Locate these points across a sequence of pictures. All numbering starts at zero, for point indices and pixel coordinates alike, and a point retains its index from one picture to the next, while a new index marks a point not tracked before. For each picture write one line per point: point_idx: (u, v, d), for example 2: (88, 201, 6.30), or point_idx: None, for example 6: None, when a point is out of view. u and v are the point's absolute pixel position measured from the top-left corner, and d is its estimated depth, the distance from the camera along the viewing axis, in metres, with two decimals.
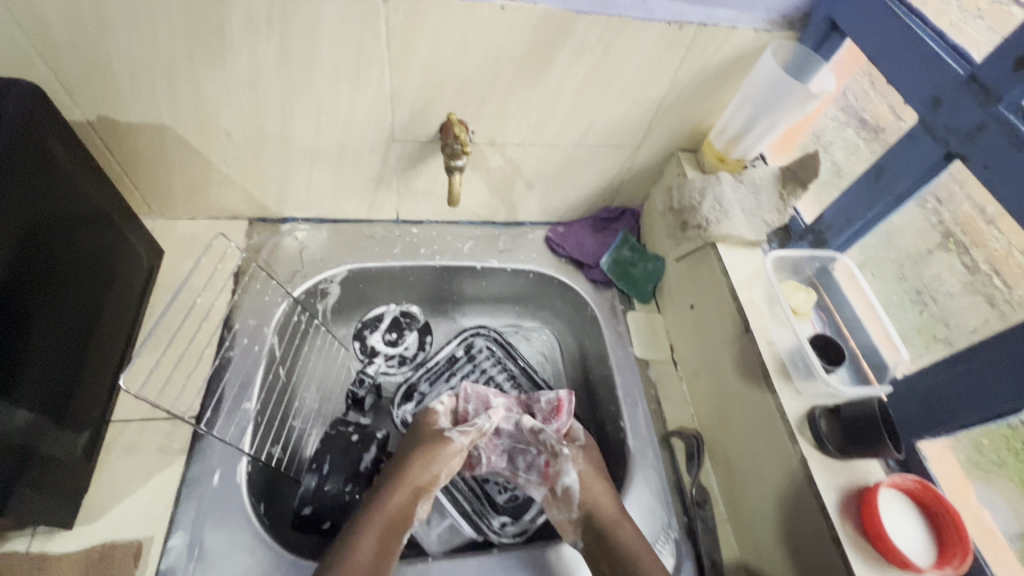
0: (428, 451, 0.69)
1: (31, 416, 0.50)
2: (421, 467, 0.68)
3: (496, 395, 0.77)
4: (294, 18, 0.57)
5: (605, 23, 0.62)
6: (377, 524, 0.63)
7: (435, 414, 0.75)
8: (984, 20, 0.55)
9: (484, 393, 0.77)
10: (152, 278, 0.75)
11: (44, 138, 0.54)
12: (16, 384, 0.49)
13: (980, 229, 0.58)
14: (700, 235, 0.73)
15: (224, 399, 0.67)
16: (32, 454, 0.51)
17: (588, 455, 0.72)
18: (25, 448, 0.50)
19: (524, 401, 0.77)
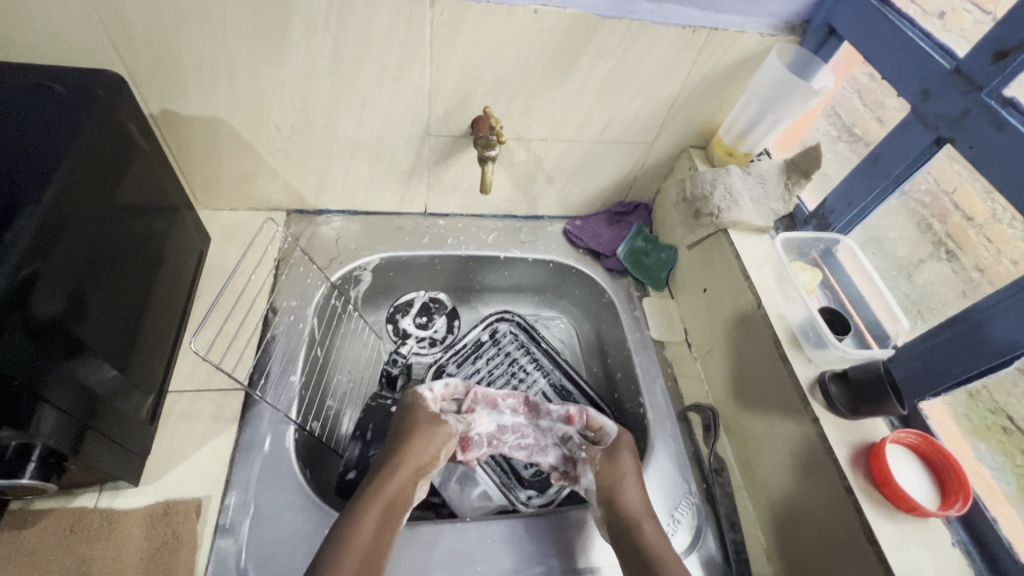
0: (424, 431, 0.71)
1: (98, 375, 0.54)
2: (418, 446, 0.69)
3: (504, 398, 0.80)
4: (349, 18, 0.63)
5: (626, 26, 0.69)
6: (378, 503, 0.62)
7: (426, 400, 0.75)
8: (965, 38, 0.60)
9: (492, 395, 0.80)
10: (201, 263, 0.80)
11: (123, 122, 0.60)
12: (88, 342, 0.53)
13: (971, 239, 0.63)
14: (713, 221, 0.79)
15: (272, 374, 0.72)
16: (105, 408, 0.55)
17: (610, 458, 0.71)
18: (101, 401, 0.54)
19: (531, 405, 0.80)
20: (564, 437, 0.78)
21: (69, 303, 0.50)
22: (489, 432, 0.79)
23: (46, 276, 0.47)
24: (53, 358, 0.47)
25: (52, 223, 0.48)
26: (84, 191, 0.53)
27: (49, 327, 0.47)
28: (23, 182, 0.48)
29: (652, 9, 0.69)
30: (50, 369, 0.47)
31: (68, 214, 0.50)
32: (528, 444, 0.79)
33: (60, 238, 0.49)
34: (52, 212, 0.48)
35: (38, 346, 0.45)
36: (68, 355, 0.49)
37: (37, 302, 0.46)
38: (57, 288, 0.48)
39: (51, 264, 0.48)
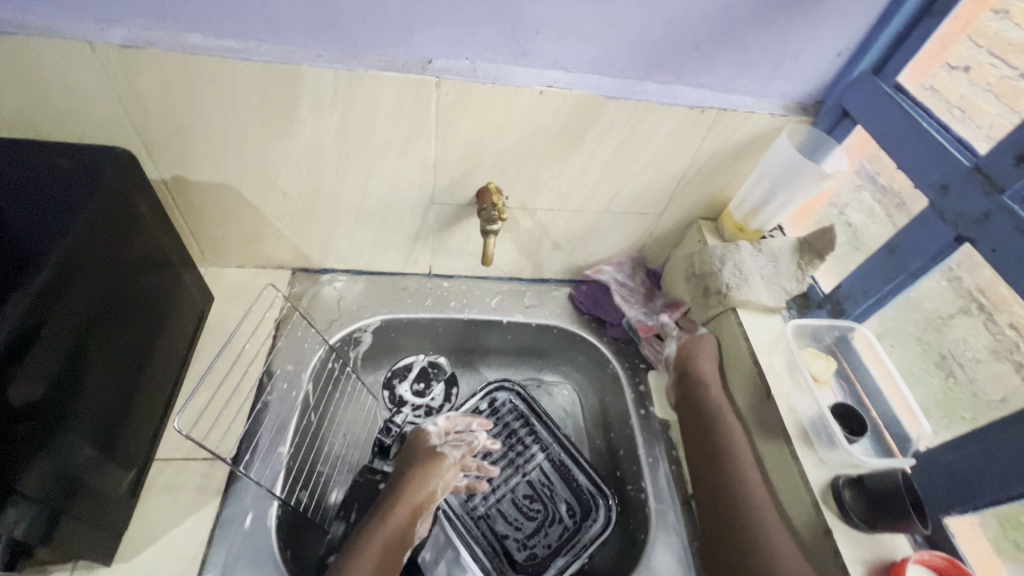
0: (421, 469, 0.71)
1: (77, 452, 0.53)
2: (414, 485, 0.70)
3: (623, 265, 0.95)
4: (357, 97, 0.64)
5: (633, 106, 0.69)
6: (375, 547, 0.64)
7: (428, 433, 0.75)
8: (993, 92, 0.62)
9: (614, 263, 0.95)
10: (202, 323, 0.81)
11: (131, 195, 0.61)
12: (71, 419, 0.52)
13: (1003, 297, 0.57)
14: (721, 300, 0.77)
15: (260, 445, 0.70)
16: (82, 487, 0.54)
17: (696, 339, 0.80)
18: (77, 481, 0.53)
19: (649, 286, 0.92)
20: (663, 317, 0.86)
21: (57, 379, 0.50)
22: (594, 291, 0.94)
23: (36, 352, 0.47)
24: (28, 438, 0.47)
25: (49, 300, 0.49)
26: (84, 269, 0.53)
27: (29, 407, 0.46)
28: (27, 260, 0.49)
29: (659, 90, 0.69)
30: (22, 452, 0.46)
31: (67, 289, 0.51)
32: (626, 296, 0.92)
33: (55, 314, 0.49)
34: (49, 289, 0.49)
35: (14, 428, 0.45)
36: (46, 434, 0.49)
37: (21, 382, 0.45)
38: (45, 367, 0.48)
39: (44, 342, 0.48)
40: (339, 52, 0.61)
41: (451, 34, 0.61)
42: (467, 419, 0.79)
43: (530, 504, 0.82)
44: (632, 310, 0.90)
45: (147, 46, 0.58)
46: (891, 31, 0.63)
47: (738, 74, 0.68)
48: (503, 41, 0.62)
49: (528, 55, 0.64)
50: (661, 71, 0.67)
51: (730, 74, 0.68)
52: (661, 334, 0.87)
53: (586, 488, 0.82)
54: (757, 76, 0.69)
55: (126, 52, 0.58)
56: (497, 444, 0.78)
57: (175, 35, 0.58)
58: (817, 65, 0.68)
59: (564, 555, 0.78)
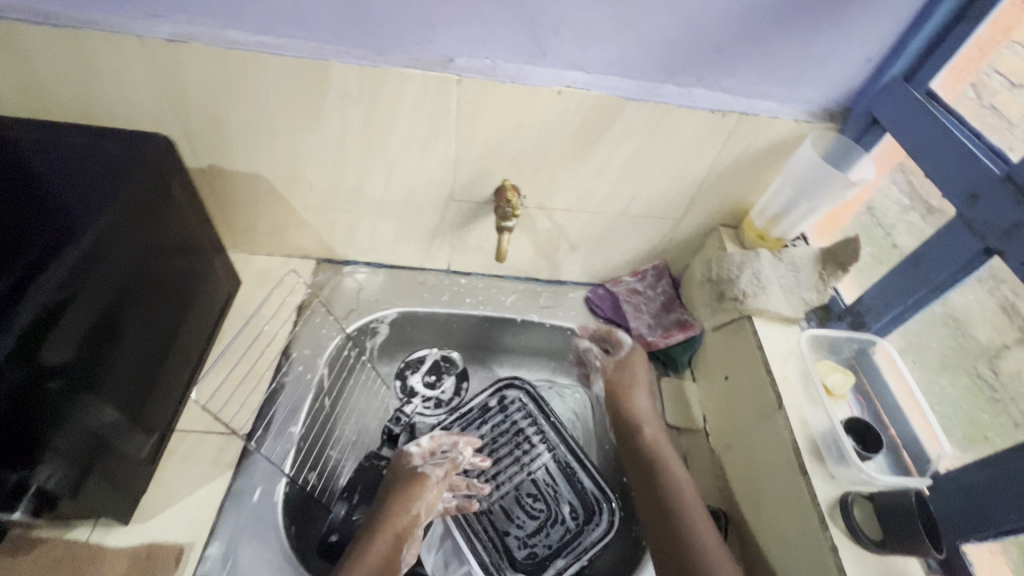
0: (401, 495, 0.72)
1: (105, 416, 0.57)
2: (395, 511, 0.70)
3: (656, 273, 0.93)
4: (382, 93, 0.67)
5: (652, 108, 0.69)
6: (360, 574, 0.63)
7: (409, 457, 0.76)
8: None
9: (650, 268, 0.93)
10: (228, 305, 0.85)
11: (168, 179, 0.65)
12: (101, 384, 0.56)
13: None
14: (736, 306, 0.75)
15: (274, 422, 0.74)
16: (107, 448, 0.58)
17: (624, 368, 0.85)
18: (104, 443, 0.57)
19: (673, 300, 0.91)
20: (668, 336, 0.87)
21: (87, 345, 0.53)
22: (621, 292, 0.94)
23: (68, 318, 0.51)
24: (58, 398, 0.50)
25: (83, 270, 0.52)
26: (120, 244, 0.57)
27: (60, 369, 0.50)
28: (66, 232, 0.53)
29: (679, 92, 0.69)
30: (51, 410, 0.49)
31: (99, 260, 0.54)
32: (646, 302, 0.92)
33: (87, 284, 0.53)
34: (83, 259, 0.52)
35: (44, 386, 0.48)
36: (76, 396, 0.52)
37: (53, 345, 0.49)
38: (77, 332, 0.52)
39: (75, 308, 0.51)
40: (365, 49, 0.64)
41: (472, 34, 0.63)
42: (452, 438, 0.79)
43: (533, 503, 0.81)
44: (642, 318, 0.91)
45: (190, 40, 0.62)
46: (924, 36, 0.61)
47: (762, 78, 0.68)
48: (523, 41, 0.63)
49: (548, 55, 0.65)
50: (681, 74, 0.67)
51: (753, 77, 0.68)
52: (665, 344, 0.87)
53: (591, 491, 0.82)
54: (781, 81, 0.68)
55: (171, 46, 0.62)
56: (484, 461, 0.79)
57: (216, 30, 0.62)
58: (845, 70, 0.67)
59: (564, 557, 0.77)
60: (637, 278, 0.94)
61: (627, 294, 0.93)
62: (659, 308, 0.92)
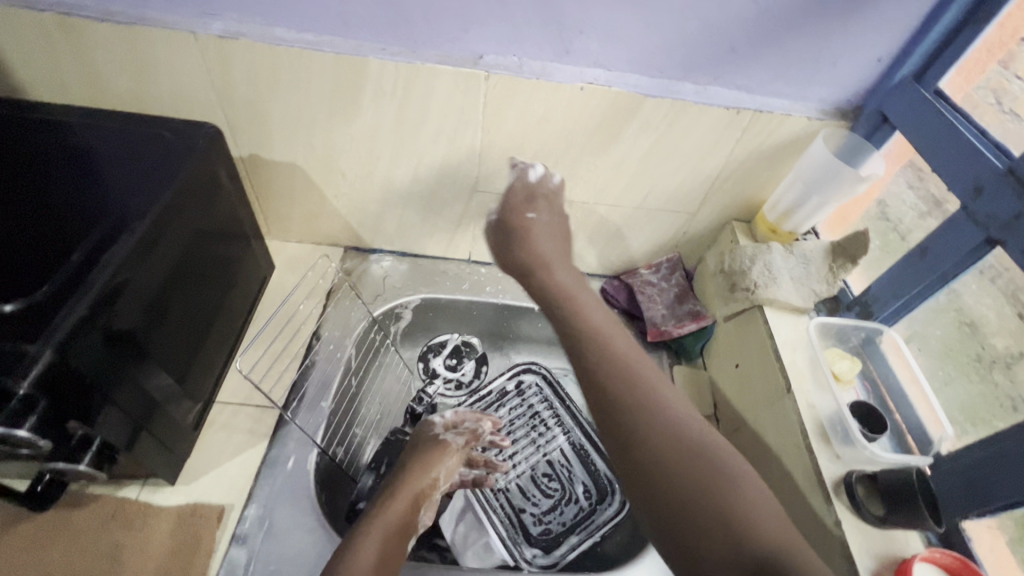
0: (423, 459, 0.73)
1: (156, 383, 0.61)
2: (417, 473, 0.71)
3: (669, 266, 0.96)
4: (414, 88, 0.71)
5: (670, 105, 0.72)
6: (381, 528, 0.62)
7: (431, 427, 0.78)
8: None
9: (664, 262, 0.97)
10: (263, 288, 0.90)
11: (216, 165, 0.70)
12: (152, 353, 0.60)
13: None
14: (748, 296, 0.78)
15: (306, 395, 0.78)
16: (159, 411, 0.62)
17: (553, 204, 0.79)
18: (157, 406, 0.62)
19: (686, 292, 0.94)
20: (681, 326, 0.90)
21: (144, 316, 0.58)
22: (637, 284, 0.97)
23: (132, 289, 0.55)
24: (120, 361, 0.55)
25: (146, 246, 0.57)
26: (177, 224, 0.63)
27: (122, 335, 0.55)
28: (130, 210, 0.58)
29: (696, 90, 0.72)
30: (114, 371, 0.54)
31: (158, 238, 0.59)
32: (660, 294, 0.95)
33: (147, 260, 0.58)
34: (147, 235, 0.57)
35: (111, 349, 0.53)
36: (133, 361, 0.57)
37: (118, 312, 0.54)
38: (138, 301, 0.57)
39: (137, 280, 0.56)
40: (400, 46, 0.68)
41: (501, 33, 0.67)
42: (474, 415, 0.82)
43: (548, 482, 0.85)
44: (657, 309, 0.94)
45: (240, 36, 0.67)
46: (932, 38, 0.64)
47: (776, 77, 0.71)
48: (549, 40, 0.67)
49: (572, 54, 0.69)
50: (698, 72, 0.71)
51: (767, 77, 0.71)
52: (679, 334, 0.90)
53: (604, 473, 0.85)
54: (795, 80, 0.71)
55: (222, 42, 0.67)
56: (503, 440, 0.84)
57: (263, 28, 0.67)
58: (856, 70, 0.70)
59: (578, 533, 0.81)
60: (652, 271, 0.97)
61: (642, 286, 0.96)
62: (673, 301, 0.95)
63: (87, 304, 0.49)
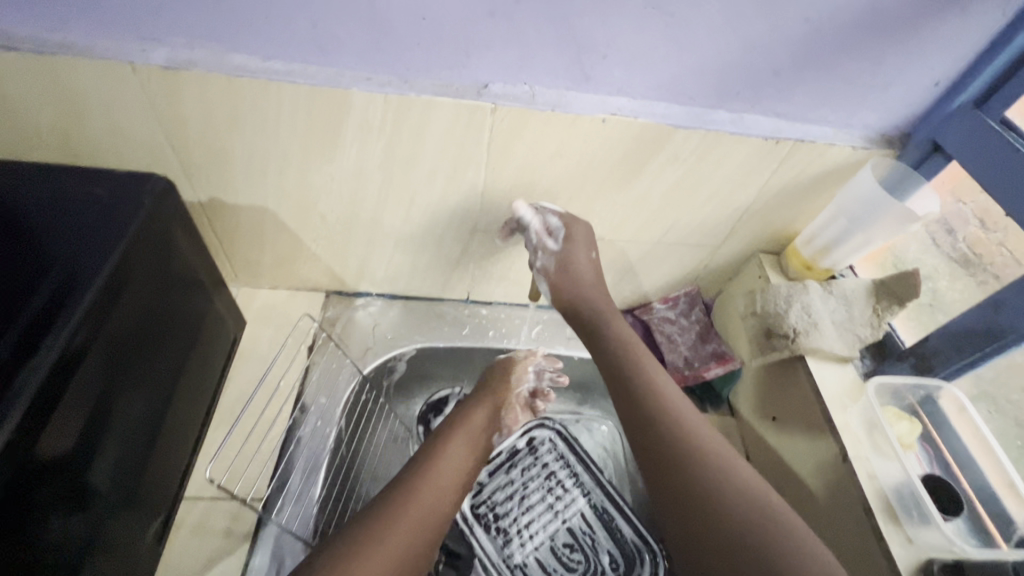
0: (502, 374, 0.78)
1: (96, 504, 0.51)
2: (496, 386, 0.76)
3: (688, 301, 0.88)
4: (407, 122, 0.60)
5: (702, 136, 0.63)
6: (462, 440, 0.69)
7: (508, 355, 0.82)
8: None
9: (682, 296, 0.88)
10: (235, 349, 0.78)
11: (169, 225, 0.58)
12: (105, 441, 0.51)
13: None
14: (787, 346, 0.70)
15: (292, 485, 0.67)
16: (100, 536, 0.51)
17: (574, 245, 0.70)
18: (96, 532, 0.51)
19: (707, 329, 0.86)
20: (703, 370, 0.82)
21: (103, 390, 0.50)
22: (652, 320, 0.88)
23: (85, 364, 0.47)
24: (75, 447, 0.47)
25: (100, 312, 0.48)
26: (118, 306, 0.51)
27: (77, 418, 0.47)
28: (75, 273, 0.48)
29: (731, 118, 0.63)
30: (68, 460, 0.46)
31: (114, 299, 0.50)
32: (678, 332, 0.87)
33: (103, 326, 0.49)
34: (91, 315, 0.47)
35: (66, 435, 0.45)
36: (88, 446, 0.49)
37: (70, 392, 0.46)
38: (71, 418, 0.46)
39: (83, 369, 0.47)
40: (389, 75, 0.57)
41: (510, 58, 0.56)
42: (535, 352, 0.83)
43: (570, 553, 0.77)
44: (676, 349, 0.86)
45: (189, 66, 0.54)
46: (1002, 61, 0.56)
47: (821, 103, 0.62)
48: (567, 65, 0.57)
49: (593, 80, 0.58)
50: (735, 99, 0.61)
51: (811, 102, 0.62)
52: (703, 379, 0.83)
53: (631, 540, 0.77)
54: (842, 106, 0.63)
55: (168, 73, 0.54)
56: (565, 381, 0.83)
57: (219, 55, 0.55)
58: (911, 94, 0.61)
59: None
60: (669, 305, 0.89)
61: (658, 324, 0.88)
62: (695, 340, 0.86)
63: (30, 395, 0.42)
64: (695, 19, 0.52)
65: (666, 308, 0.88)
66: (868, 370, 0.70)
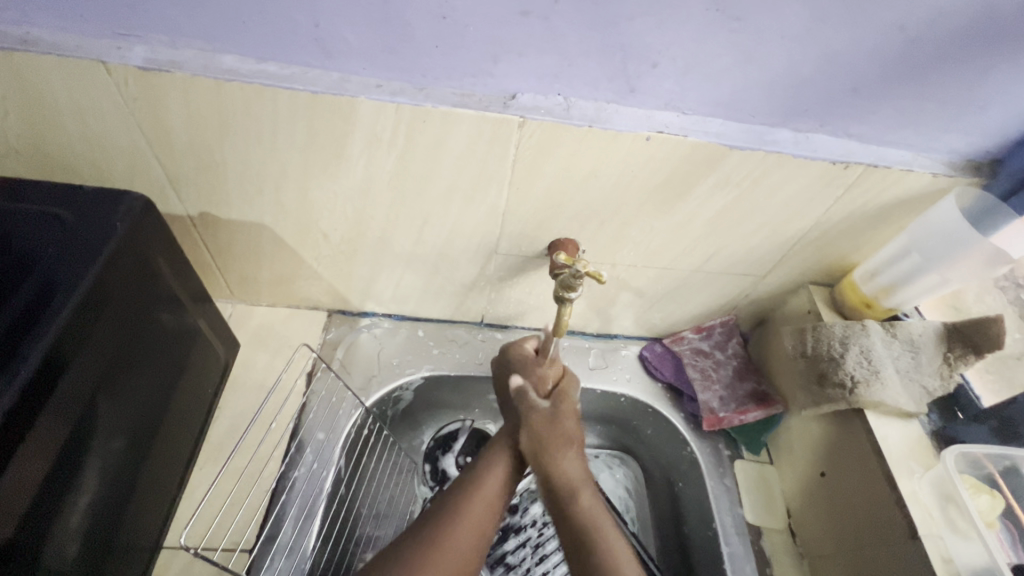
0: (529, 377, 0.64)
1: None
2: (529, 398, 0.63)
3: (729, 334, 0.80)
4: (420, 135, 0.52)
5: (760, 159, 0.54)
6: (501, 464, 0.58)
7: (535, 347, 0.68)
8: None
9: (723, 329, 0.80)
10: (227, 375, 0.72)
11: (150, 250, 0.52)
12: (69, 493, 0.46)
13: None
14: (844, 397, 0.62)
15: (282, 536, 0.60)
16: None
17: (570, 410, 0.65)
18: None
19: (747, 366, 0.79)
20: (743, 410, 0.75)
21: (68, 437, 0.44)
22: (686, 352, 0.81)
23: (45, 412, 0.41)
24: (32, 504, 0.41)
25: (64, 351, 0.42)
26: (83, 350, 0.45)
27: (37, 472, 0.41)
28: (40, 307, 0.42)
29: (796, 139, 0.54)
30: (25, 519, 0.41)
31: (82, 337, 0.44)
32: (715, 366, 0.79)
33: (69, 365, 0.43)
34: (47, 363, 0.41)
35: (25, 490, 0.40)
36: (53, 500, 0.44)
37: (29, 444, 0.40)
38: (24, 485, 0.40)
39: (39, 427, 0.41)
40: (403, 82, 0.49)
41: (544, 66, 0.48)
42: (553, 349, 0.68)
43: None
44: (713, 385, 0.78)
45: (171, 68, 0.47)
46: None
47: (903, 124, 0.53)
48: (609, 75, 0.48)
49: (638, 92, 0.50)
50: (802, 117, 0.53)
51: (892, 123, 0.53)
52: (741, 421, 0.75)
53: None
54: (926, 127, 0.54)
55: (147, 74, 0.47)
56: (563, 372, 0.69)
57: (206, 55, 0.47)
58: (1012, 116, 0.52)
59: None
60: (703, 336, 0.81)
61: (694, 356, 0.81)
62: (731, 377, 0.79)
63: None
64: (768, 26, 0.44)
65: (704, 340, 0.81)
66: (936, 428, 0.62)
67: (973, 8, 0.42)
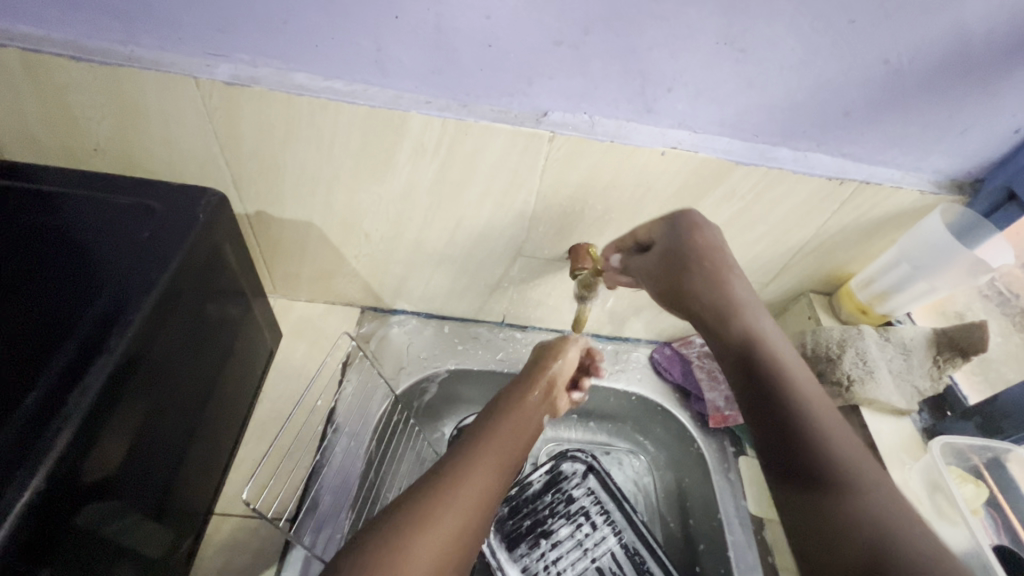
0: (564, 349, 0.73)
1: (128, 523, 0.50)
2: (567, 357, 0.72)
3: None
4: (461, 146, 0.59)
5: (763, 174, 0.61)
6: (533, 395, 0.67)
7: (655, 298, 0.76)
8: None
9: None
10: (269, 363, 0.78)
11: (222, 241, 0.59)
12: (152, 447, 0.52)
13: None
14: (840, 394, 0.67)
15: (319, 506, 0.66)
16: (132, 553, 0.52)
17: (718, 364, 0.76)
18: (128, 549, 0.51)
19: None
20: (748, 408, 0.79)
21: (153, 393, 0.51)
22: (699, 354, 0.86)
23: (141, 369, 0.48)
24: (127, 448, 0.48)
25: (158, 317, 0.49)
26: (170, 317, 0.51)
27: (126, 429, 0.47)
28: (134, 283, 0.49)
29: (795, 157, 0.61)
30: (119, 462, 0.47)
31: (171, 307, 0.51)
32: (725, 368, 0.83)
33: (161, 328, 0.50)
34: (145, 328, 0.48)
35: (113, 445, 0.46)
36: (138, 451, 0.50)
37: (123, 402, 0.46)
38: (121, 432, 0.47)
39: (137, 380, 0.48)
40: (448, 99, 0.56)
41: (573, 87, 0.55)
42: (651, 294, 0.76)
43: None
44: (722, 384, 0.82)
45: (252, 83, 0.54)
46: None
47: (891, 145, 0.59)
48: (630, 97, 0.55)
49: (654, 112, 0.57)
50: (801, 137, 0.59)
51: (881, 145, 0.59)
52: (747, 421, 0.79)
53: None
54: (912, 148, 0.60)
55: (230, 89, 0.54)
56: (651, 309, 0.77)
57: (281, 74, 0.55)
58: (986, 142, 0.59)
59: None
60: None
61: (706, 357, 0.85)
62: None
63: (91, 397, 0.42)
64: (769, 57, 0.51)
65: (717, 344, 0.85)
66: (926, 424, 0.68)
67: (947, 45, 0.49)
